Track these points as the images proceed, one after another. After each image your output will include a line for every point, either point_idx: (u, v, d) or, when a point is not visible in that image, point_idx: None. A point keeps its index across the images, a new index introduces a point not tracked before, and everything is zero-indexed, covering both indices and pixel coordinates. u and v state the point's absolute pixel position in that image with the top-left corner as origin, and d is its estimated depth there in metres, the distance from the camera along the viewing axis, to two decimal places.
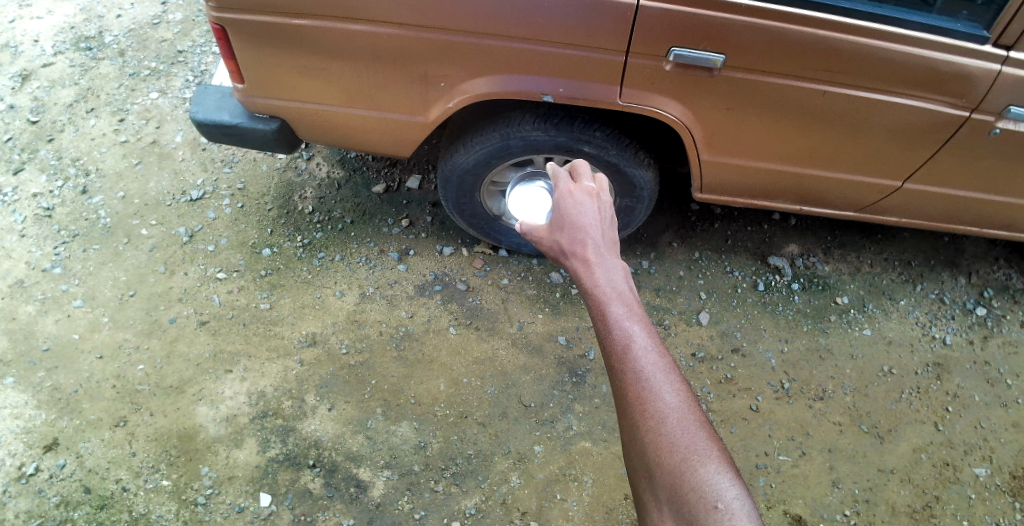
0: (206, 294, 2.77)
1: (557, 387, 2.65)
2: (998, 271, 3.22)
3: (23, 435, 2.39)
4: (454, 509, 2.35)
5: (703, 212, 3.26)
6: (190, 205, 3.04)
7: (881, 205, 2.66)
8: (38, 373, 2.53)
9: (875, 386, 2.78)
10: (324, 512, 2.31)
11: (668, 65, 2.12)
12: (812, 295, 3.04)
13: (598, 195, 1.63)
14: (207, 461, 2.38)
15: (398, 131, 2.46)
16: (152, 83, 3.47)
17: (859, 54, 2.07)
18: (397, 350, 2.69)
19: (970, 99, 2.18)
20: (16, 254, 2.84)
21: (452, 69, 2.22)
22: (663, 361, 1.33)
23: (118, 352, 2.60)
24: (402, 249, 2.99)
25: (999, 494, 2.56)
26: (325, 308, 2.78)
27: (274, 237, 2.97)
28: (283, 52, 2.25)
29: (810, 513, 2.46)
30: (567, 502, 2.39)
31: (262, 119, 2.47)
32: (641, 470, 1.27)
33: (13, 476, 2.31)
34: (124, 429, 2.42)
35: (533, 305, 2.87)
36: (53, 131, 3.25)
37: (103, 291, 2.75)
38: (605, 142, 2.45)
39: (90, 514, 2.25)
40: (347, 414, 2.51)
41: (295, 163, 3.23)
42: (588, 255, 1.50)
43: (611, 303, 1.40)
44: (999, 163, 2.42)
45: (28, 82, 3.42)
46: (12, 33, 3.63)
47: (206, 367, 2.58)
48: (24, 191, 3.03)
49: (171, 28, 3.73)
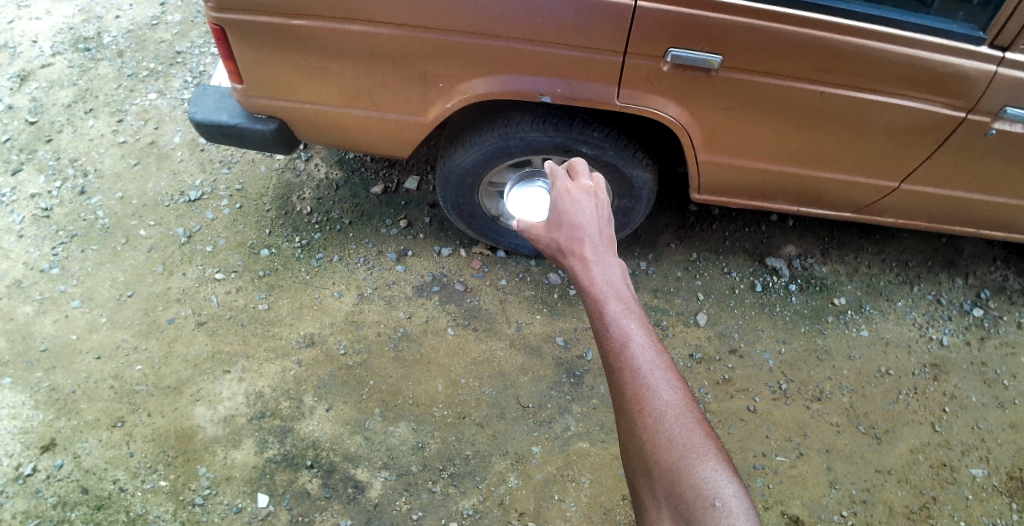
0: (204, 295, 2.78)
1: (554, 388, 2.66)
2: (996, 272, 3.21)
3: (21, 435, 2.41)
4: (452, 509, 2.36)
5: (701, 213, 3.25)
6: (189, 206, 3.05)
7: (880, 205, 2.65)
8: (36, 373, 2.55)
9: (872, 386, 2.78)
10: (322, 512, 2.32)
11: (666, 65, 2.11)
12: (810, 295, 3.03)
13: (596, 193, 1.62)
14: (205, 461, 2.39)
15: (397, 131, 2.46)
16: (151, 84, 3.47)
17: (858, 55, 2.06)
18: (395, 350, 2.70)
19: (967, 100, 2.17)
20: (14, 254, 2.85)
21: (451, 70, 2.21)
22: (661, 358, 1.31)
23: (117, 352, 2.61)
24: (400, 249, 2.99)
25: (996, 494, 2.56)
26: (323, 309, 2.78)
27: (272, 238, 2.98)
28: (282, 52, 2.25)
29: (807, 513, 2.46)
30: (565, 502, 2.40)
31: (261, 120, 2.46)
32: (639, 468, 1.25)
33: (10, 476, 2.33)
34: (121, 429, 2.44)
35: (531, 306, 2.87)
36: (51, 131, 3.26)
37: (102, 292, 2.77)
38: (604, 143, 2.44)
39: (87, 514, 2.27)
40: (345, 415, 2.52)
41: (294, 163, 3.23)
42: (586, 252, 1.48)
43: (609, 300, 1.38)
44: (997, 164, 2.41)
45: (27, 83, 3.43)
46: (11, 33, 3.64)
47: (204, 368, 2.60)
48: (23, 192, 3.05)
49: (170, 29, 3.73)
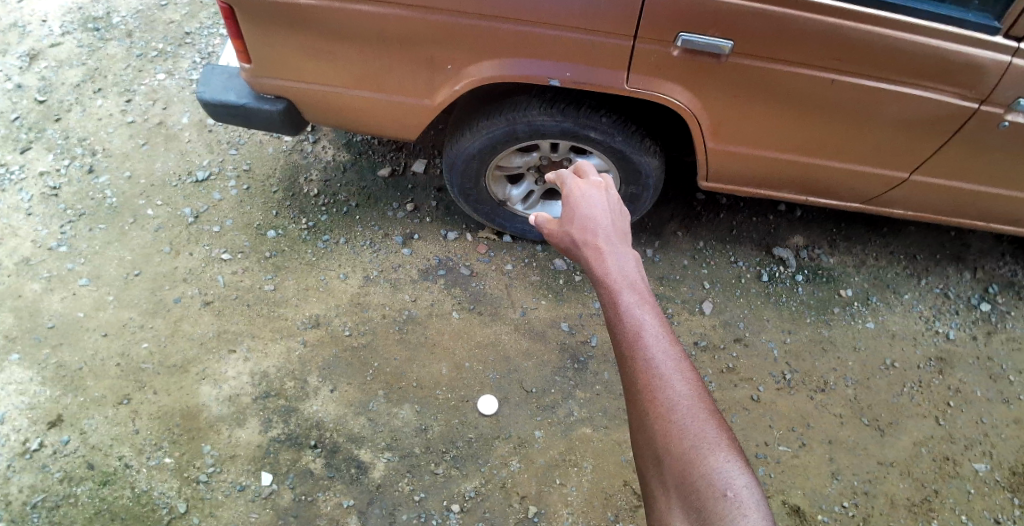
0: (211, 275, 2.79)
1: (559, 373, 2.66)
2: (1004, 267, 3.19)
3: (28, 411, 2.43)
4: (453, 492, 2.37)
5: (709, 201, 3.23)
6: (197, 186, 3.05)
7: (888, 197, 2.63)
8: (43, 350, 2.57)
9: (877, 379, 2.77)
10: (325, 492, 2.34)
11: (675, 50, 2.09)
12: (817, 287, 3.02)
13: (606, 189, 1.65)
14: (209, 439, 2.41)
15: (403, 115, 2.46)
16: (159, 65, 3.47)
17: (870, 44, 2.03)
18: (400, 333, 2.70)
19: (980, 91, 2.14)
20: (23, 232, 2.87)
21: (458, 53, 2.20)
22: (674, 349, 1.31)
23: (123, 330, 2.63)
24: (407, 233, 2.99)
25: (998, 489, 2.56)
26: (329, 290, 2.79)
27: (279, 220, 2.98)
28: (290, 34, 2.25)
29: (808, 503, 2.46)
30: (567, 487, 2.41)
31: (268, 100, 2.46)
32: (650, 459, 1.25)
33: (17, 451, 2.35)
34: (127, 407, 2.46)
35: (537, 292, 2.87)
36: (60, 110, 3.27)
37: (109, 270, 2.78)
38: (611, 129, 2.43)
39: (93, 490, 2.29)
40: (349, 396, 2.53)
41: (301, 146, 3.23)
42: (600, 244, 1.50)
43: (623, 291, 1.39)
44: (1006, 157, 2.39)
45: (36, 62, 3.43)
46: (20, 13, 3.64)
47: (210, 347, 2.61)
48: (31, 170, 3.06)
49: (179, 10, 3.72)
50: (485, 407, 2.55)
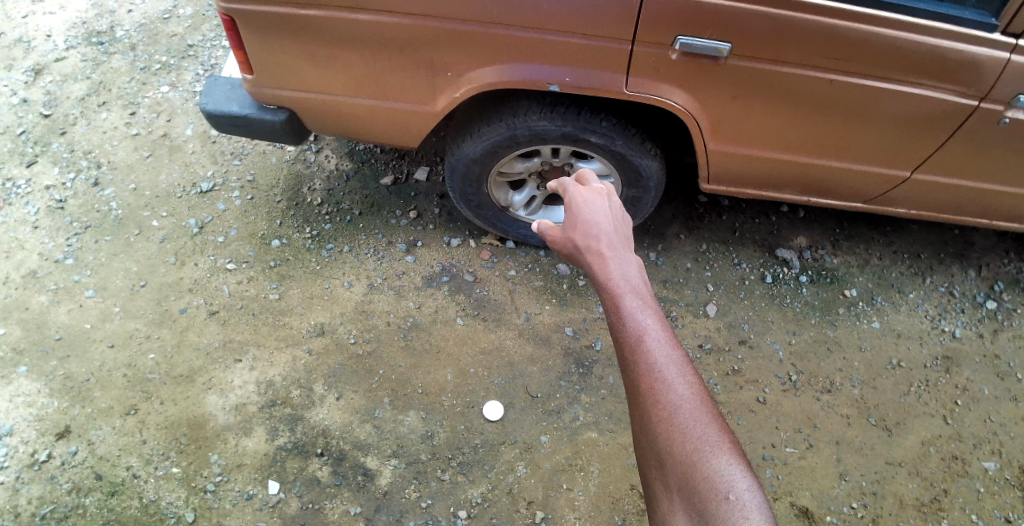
0: (215, 285, 2.80)
1: (563, 378, 2.66)
2: (1009, 265, 3.18)
3: (36, 423, 2.44)
4: (460, 498, 2.37)
5: (712, 204, 3.24)
6: (201, 197, 3.07)
7: (890, 195, 2.63)
8: (51, 362, 2.58)
9: (883, 378, 2.77)
10: (332, 500, 2.34)
11: (674, 53, 2.10)
12: (820, 287, 3.01)
13: (608, 195, 1.65)
14: (216, 448, 2.42)
15: (403, 120, 2.46)
16: (162, 77, 3.50)
17: (868, 42, 2.04)
18: (405, 340, 2.71)
19: (979, 88, 2.14)
20: (29, 245, 2.89)
21: (458, 59, 2.21)
22: (677, 353, 1.31)
23: (130, 341, 2.65)
24: (410, 240, 3.00)
25: (1008, 488, 2.54)
26: (334, 298, 2.80)
27: (283, 229, 3.00)
28: (291, 42, 2.26)
29: (816, 505, 2.45)
30: (574, 492, 2.41)
31: (270, 110, 2.48)
32: (652, 462, 1.25)
33: (26, 463, 2.36)
34: (134, 417, 2.47)
35: (540, 297, 2.88)
36: (65, 124, 3.30)
37: (115, 282, 2.80)
38: (611, 132, 2.44)
39: (101, 500, 2.30)
40: (355, 403, 2.54)
41: (304, 155, 3.25)
42: (602, 249, 1.51)
43: (625, 295, 1.40)
44: (1006, 154, 2.38)
45: (41, 76, 3.47)
46: (25, 28, 3.67)
47: (216, 356, 2.62)
48: (37, 183, 3.08)
49: (182, 23, 3.75)
50: (491, 413, 2.55)
